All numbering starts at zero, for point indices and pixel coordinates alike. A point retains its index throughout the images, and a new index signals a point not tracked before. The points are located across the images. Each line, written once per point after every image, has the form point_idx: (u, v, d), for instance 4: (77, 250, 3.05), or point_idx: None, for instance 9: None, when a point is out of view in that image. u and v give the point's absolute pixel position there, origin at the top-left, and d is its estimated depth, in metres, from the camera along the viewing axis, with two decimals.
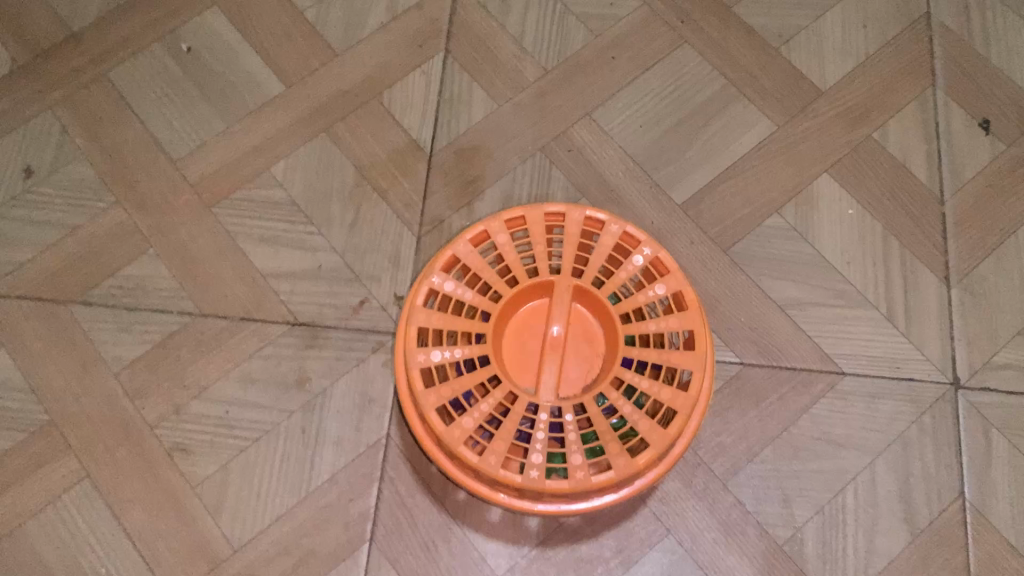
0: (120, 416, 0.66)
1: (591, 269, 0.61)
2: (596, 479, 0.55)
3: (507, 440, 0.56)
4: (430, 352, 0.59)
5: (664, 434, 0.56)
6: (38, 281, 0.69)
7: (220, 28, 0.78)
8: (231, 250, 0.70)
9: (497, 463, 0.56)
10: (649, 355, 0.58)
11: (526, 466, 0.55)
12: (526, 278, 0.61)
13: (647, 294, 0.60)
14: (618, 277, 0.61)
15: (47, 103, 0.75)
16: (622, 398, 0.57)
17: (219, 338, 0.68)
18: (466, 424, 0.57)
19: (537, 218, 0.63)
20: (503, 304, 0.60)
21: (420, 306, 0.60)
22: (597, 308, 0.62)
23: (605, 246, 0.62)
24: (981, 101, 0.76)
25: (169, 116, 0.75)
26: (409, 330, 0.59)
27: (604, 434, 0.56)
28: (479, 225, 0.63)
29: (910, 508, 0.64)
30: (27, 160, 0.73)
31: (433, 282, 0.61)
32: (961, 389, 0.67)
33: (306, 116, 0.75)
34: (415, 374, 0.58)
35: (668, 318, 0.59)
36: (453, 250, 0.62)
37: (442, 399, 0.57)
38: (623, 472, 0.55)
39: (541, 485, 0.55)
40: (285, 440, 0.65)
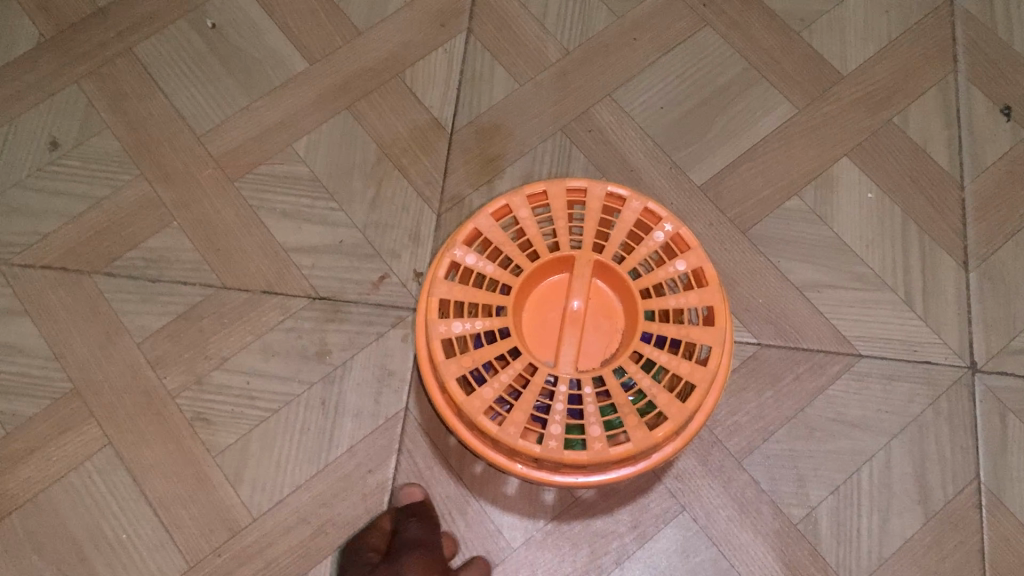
0: (143, 385, 0.67)
1: (612, 245, 0.62)
2: (614, 451, 0.56)
3: (526, 411, 0.57)
4: (451, 324, 0.59)
5: (682, 408, 0.57)
6: (63, 251, 0.70)
7: (245, 5, 0.79)
8: (254, 224, 0.71)
9: (516, 434, 0.56)
10: (669, 331, 0.59)
11: (545, 437, 0.56)
12: (547, 252, 0.61)
13: (667, 270, 0.61)
14: (639, 253, 0.61)
15: (73, 76, 0.76)
16: (641, 372, 0.58)
17: (241, 311, 0.69)
18: (486, 395, 0.57)
19: (559, 193, 0.63)
20: (523, 277, 0.60)
21: (441, 278, 0.61)
22: (617, 283, 0.62)
23: (626, 222, 0.62)
24: (1003, 87, 0.76)
25: (193, 91, 0.76)
26: (430, 302, 0.60)
27: (622, 407, 0.57)
28: (501, 200, 0.63)
29: (925, 490, 0.64)
30: (53, 133, 0.74)
31: (455, 255, 0.61)
32: (978, 373, 0.67)
33: (329, 93, 0.75)
34: (436, 344, 0.59)
35: (688, 294, 0.60)
36: (475, 223, 0.62)
37: (462, 369, 0.58)
38: (641, 444, 0.56)
39: (560, 456, 0.56)
40: (305, 412, 0.66)
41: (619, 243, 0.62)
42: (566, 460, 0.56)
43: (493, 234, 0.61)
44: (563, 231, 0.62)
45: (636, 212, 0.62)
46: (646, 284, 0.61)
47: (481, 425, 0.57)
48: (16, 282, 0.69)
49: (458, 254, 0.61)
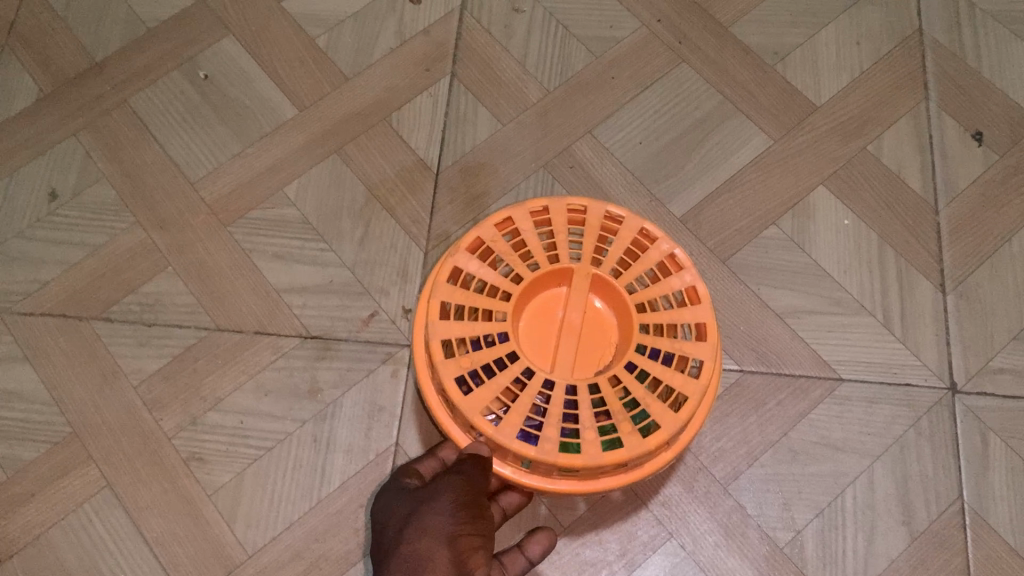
0: (140, 426, 0.68)
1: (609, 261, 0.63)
2: (608, 455, 0.56)
3: (524, 413, 0.57)
4: (452, 325, 0.59)
5: (675, 418, 0.57)
6: (62, 298, 0.72)
7: (236, 55, 0.81)
8: (247, 266, 0.73)
9: (512, 435, 0.56)
10: (663, 344, 0.60)
11: (541, 438, 0.56)
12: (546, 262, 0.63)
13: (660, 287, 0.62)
14: (635, 271, 0.63)
15: (71, 129, 0.78)
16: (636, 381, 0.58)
17: (234, 351, 0.70)
18: (485, 395, 0.57)
19: (560, 209, 0.64)
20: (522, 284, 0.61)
21: (444, 281, 0.61)
22: (613, 298, 0.63)
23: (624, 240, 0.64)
24: (974, 113, 0.78)
25: (188, 140, 0.78)
26: (431, 303, 0.60)
27: (618, 413, 0.57)
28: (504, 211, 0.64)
29: (908, 510, 0.65)
30: (51, 184, 0.76)
31: (459, 261, 0.62)
32: (958, 393, 0.68)
33: (318, 137, 0.78)
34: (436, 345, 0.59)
35: (680, 311, 0.61)
36: (479, 232, 0.63)
37: (461, 369, 0.58)
38: (636, 451, 0.56)
39: (555, 457, 0.55)
40: (298, 449, 0.67)
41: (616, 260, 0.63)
42: (561, 463, 0.55)
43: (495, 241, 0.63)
44: (563, 245, 0.63)
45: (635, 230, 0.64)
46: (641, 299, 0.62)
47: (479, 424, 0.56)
48: (17, 329, 0.71)
49: (462, 260, 0.62)
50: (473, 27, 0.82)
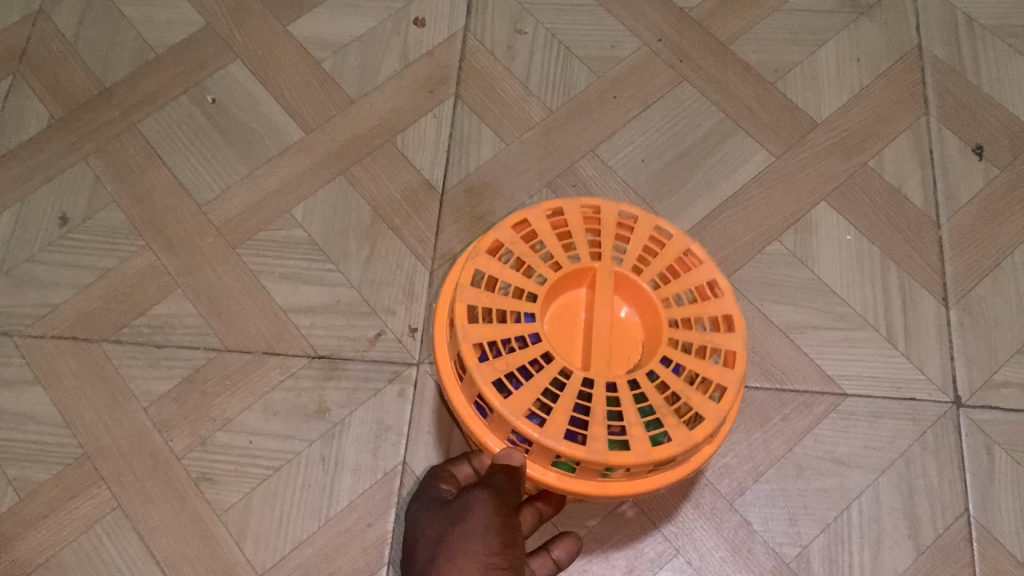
0: (150, 447, 0.69)
1: (628, 259, 0.61)
2: (658, 450, 0.53)
3: (567, 413, 0.53)
4: (481, 328, 0.56)
5: (717, 408, 0.55)
6: (72, 321, 0.73)
7: (243, 79, 0.83)
8: (255, 287, 0.74)
9: (559, 437, 0.53)
10: (695, 336, 0.58)
11: (589, 436, 0.52)
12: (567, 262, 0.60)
13: (687, 280, 0.60)
14: (657, 264, 0.61)
15: (81, 154, 0.79)
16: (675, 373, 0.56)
17: (243, 372, 0.71)
18: (525, 396, 0.54)
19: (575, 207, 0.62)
20: (546, 284, 0.59)
21: (466, 284, 0.58)
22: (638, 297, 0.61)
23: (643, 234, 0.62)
24: (974, 127, 0.78)
25: (195, 163, 0.79)
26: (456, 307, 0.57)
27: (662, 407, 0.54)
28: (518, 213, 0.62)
29: (915, 524, 0.65)
30: (62, 209, 0.77)
31: (478, 263, 0.59)
32: (962, 407, 0.68)
33: (324, 159, 0.79)
34: (466, 350, 0.55)
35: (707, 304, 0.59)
36: (497, 234, 0.60)
37: (497, 372, 0.54)
38: (685, 443, 0.53)
39: (606, 454, 0.52)
40: (306, 468, 0.68)
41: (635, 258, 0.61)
42: (613, 461, 0.52)
43: (514, 243, 0.60)
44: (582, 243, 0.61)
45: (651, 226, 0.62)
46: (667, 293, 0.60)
47: (522, 426, 0.53)
48: (28, 351, 0.72)
49: (481, 263, 0.59)
50: (476, 49, 0.83)
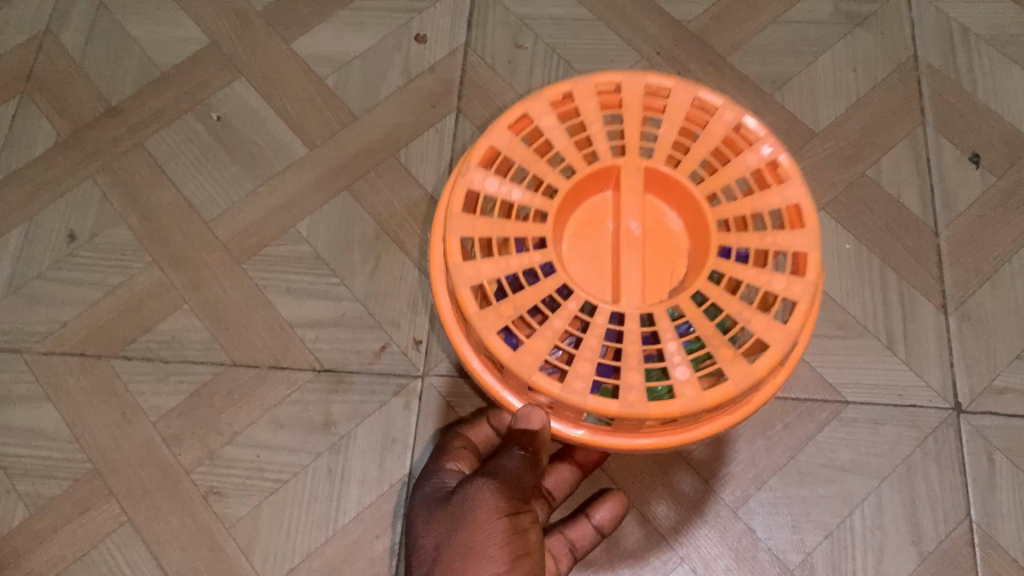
0: (159, 462, 0.70)
1: (660, 150, 0.56)
2: (711, 396, 0.49)
3: (592, 360, 0.49)
4: (481, 266, 0.52)
5: (785, 326, 0.50)
6: (81, 337, 0.74)
7: (248, 96, 0.84)
8: (260, 301, 0.75)
9: (585, 389, 0.49)
10: (750, 242, 0.53)
11: (622, 389, 0.49)
12: (584, 167, 0.55)
13: (734, 169, 0.55)
14: (697, 153, 0.56)
15: (89, 172, 0.81)
16: (724, 296, 0.51)
17: (250, 386, 0.72)
18: (538, 347, 0.50)
19: (586, 93, 0.56)
20: (557, 201, 0.54)
21: (459, 212, 0.53)
22: (677, 194, 0.57)
23: (674, 118, 0.56)
24: (971, 136, 0.79)
25: (201, 180, 0.80)
26: (450, 245, 0.52)
27: (711, 339, 0.50)
28: (517, 109, 0.56)
29: (917, 531, 0.66)
30: (70, 226, 0.78)
31: (472, 182, 0.54)
32: (963, 413, 0.69)
33: (328, 175, 0.79)
34: (464, 296, 0.51)
35: (758, 196, 0.54)
36: (493, 141, 0.55)
37: (503, 321, 0.51)
38: (743, 383, 0.49)
39: (645, 408, 0.49)
40: (313, 481, 0.69)
41: (670, 144, 0.56)
42: (653, 414, 0.49)
43: (513, 152, 0.55)
44: (600, 142, 0.56)
45: (687, 100, 0.57)
46: (711, 189, 0.55)
47: (540, 386, 0.49)
48: (39, 369, 0.73)
49: (475, 182, 0.54)
50: (477, 64, 0.84)
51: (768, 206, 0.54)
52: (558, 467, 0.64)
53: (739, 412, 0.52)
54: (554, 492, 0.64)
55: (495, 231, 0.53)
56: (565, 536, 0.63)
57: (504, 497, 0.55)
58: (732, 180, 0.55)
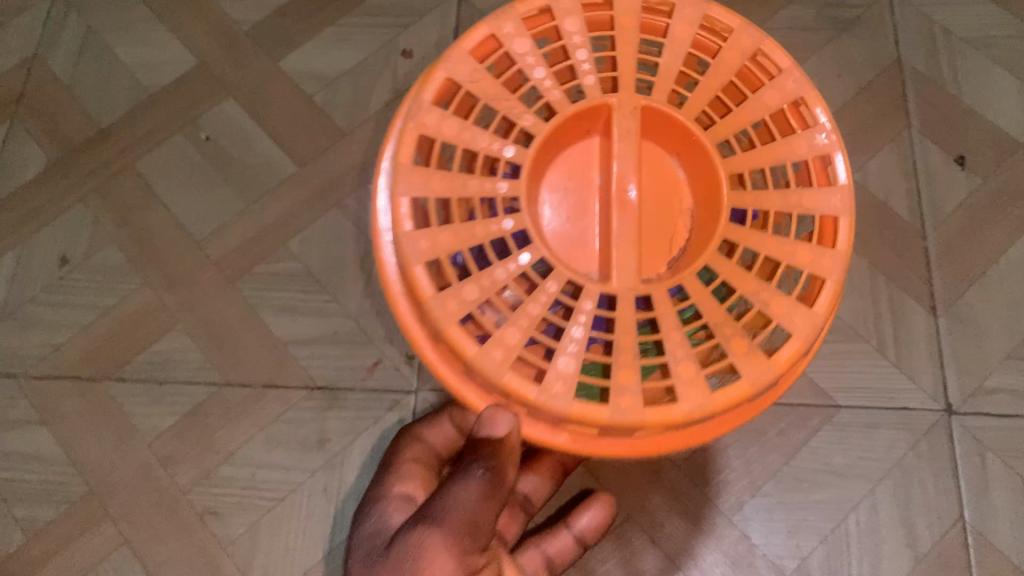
0: (155, 483, 0.71)
1: (660, 90, 0.54)
2: (720, 399, 0.48)
3: (579, 359, 0.47)
4: (439, 235, 0.49)
5: (809, 310, 0.50)
6: (75, 361, 0.75)
7: (236, 115, 0.84)
8: (253, 320, 0.75)
9: (568, 393, 0.47)
10: (772, 203, 0.51)
11: (614, 394, 0.47)
12: (568, 107, 0.53)
13: (748, 113, 0.53)
14: (703, 94, 0.53)
15: (80, 195, 0.81)
16: (735, 271, 0.50)
17: (244, 405, 0.72)
18: (509, 339, 0.47)
19: (574, 15, 0.54)
20: (535, 147, 0.52)
21: (407, 163, 0.50)
22: (679, 135, 0.55)
23: (678, 49, 0.54)
24: (957, 138, 0.79)
25: (192, 200, 0.81)
26: (398, 208, 0.49)
27: (722, 330, 0.49)
28: (482, 29, 0.53)
29: (912, 534, 0.66)
30: (62, 249, 0.79)
31: (425, 125, 0.51)
32: (955, 415, 0.69)
33: (318, 192, 0.80)
34: (416, 277, 0.49)
35: (779, 146, 0.52)
36: (453, 72, 0.52)
37: (462, 308, 0.48)
38: (759, 381, 0.48)
39: (640, 416, 0.47)
40: (309, 499, 0.70)
41: (674, 77, 0.53)
42: (653, 422, 0.47)
43: (484, 90, 0.52)
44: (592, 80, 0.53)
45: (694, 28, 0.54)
46: (722, 134, 0.53)
47: (511, 386, 0.47)
48: (34, 393, 0.73)
49: (429, 128, 0.51)
50: None
51: (789, 158, 0.52)
52: (540, 463, 0.63)
53: (749, 409, 0.52)
54: (531, 498, 0.63)
55: (455, 192, 0.50)
56: (543, 550, 0.62)
57: (459, 548, 0.47)
58: (747, 124, 0.53)
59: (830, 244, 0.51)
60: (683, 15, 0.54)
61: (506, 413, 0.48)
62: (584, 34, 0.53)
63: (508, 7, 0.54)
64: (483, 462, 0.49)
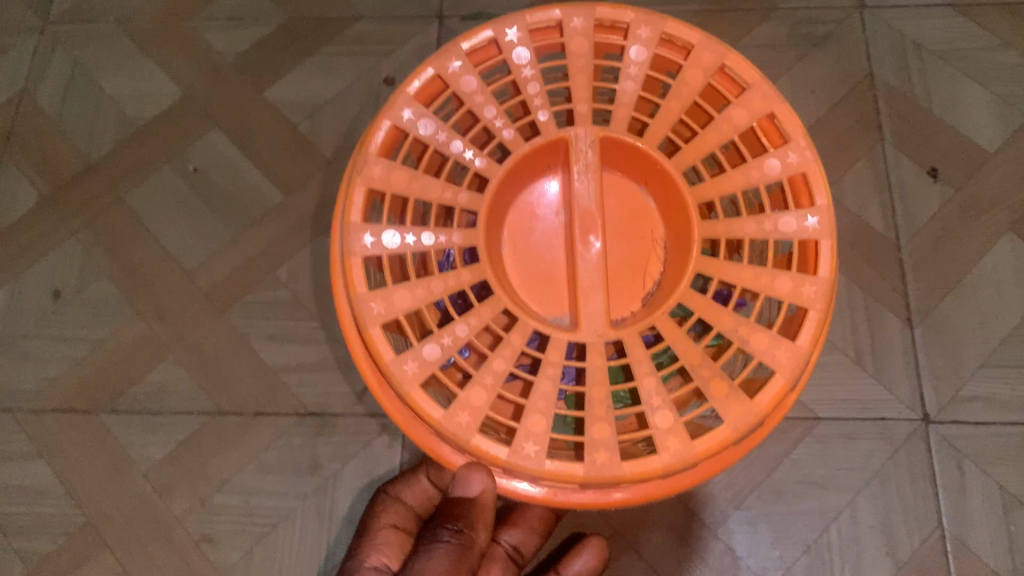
0: (152, 512, 0.72)
1: (620, 118, 0.55)
2: (700, 447, 0.49)
3: (547, 416, 0.49)
4: (395, 293, 0.51)
5: (792, 343, 0.50)
6: (70, 393, 0.76)
7: (222, 145, 0.85)
8: (244, 349, 0.77)
9: (540, 455, 0.49)
10: (746, 229, 0.52)
11: (591, 448, 0.48)
12: (522, 145, 0.54)
13: (714, 134, 0.54)
14: (665, 119, 0.55)
15: (71, 229, 0.82)
16: (706, 304, 0.51)
17: (237, 433, 0.74)
18: (473, 399, 0.49)
19: (522, 46, 0.56)
20: (491, 188, 0.54)
21: (358, 225, 0.52)
22: (643, 163, 0.56)
23: (634, 72, 0.55)
24: (930, 151, 0.80)
25: (180, 231, 0.82)
26: (353, 273, 0.52)
27: (700, 371, 0.50)
28: (430, 69, 0.55)
29: (892, 542, 0.68)
30: (55, 284, 0.80)
31: (372, 178, 0.53)
32: (932, 423, 0.70)
33: (304, 220, 0.81)
34: (376, 340, 0.51)
35: (750, 168, 0.53)
36: (404, 110, 0.54)
37: (422, 367, 0.50)
38: (743, 425, 0.49)
39: (619, 470, 0.48)
40: (302, 524, 0.71)
41: (632, 104, 0.55)
42: (631, 473, 0.48)
43: (434, 134, 0.54)
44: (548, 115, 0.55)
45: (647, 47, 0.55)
46: (688, 159, 0.54)
47: (480, 449, 0.49)
48: (31, 427, 0.75)
49: (377, 181, 0.53)
50: None
51: (761, 180, 0.53)
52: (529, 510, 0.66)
53: (742, 449, 0.51)
54: (521, 548, 0.65)
55: (410, 246, 0.52)
56: None
57: None
58: (712, 149, 0.54)
59: (813, 270, 0.52)
60: (639, 35, 0.56)
61: (480, 472, 0.49)
62: (534, 67, 0.55)
63: (455, 44, 0.56)
64: (448, 527, 0.53)
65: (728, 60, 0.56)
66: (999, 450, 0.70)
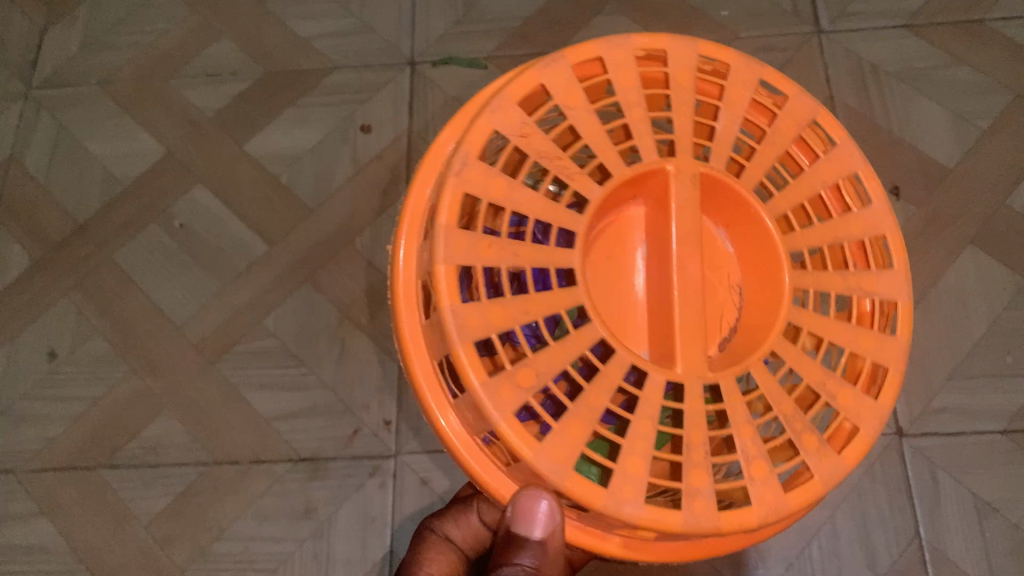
0: (155, 563, 0.75)
1: (719, 156, 0.51)
2: (793, 499, 0.46)
3: (645, 458, 0.44)
4: (487, 314, 0.45)
5: (873, 401, 0.48)
6: (70, 451, 0.78)
7: (206, 200, 0.87)
8: (237, 399, 0.79)
9: (638, 506, 0.43)
10: (833, 284, 0.50)
11: (686, 498, 0.44)
12: (622, 171, 0.49)
13: (806, 186, 0.51)
14: (761, 163, 0.51)
15: (63, 290, 0.85)
16: (804, 358, 0.47)
17: (233, 482, 0.76)
18: (570, 438, 0.44)
19: (627, 65, 0.50)
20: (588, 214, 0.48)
21: (447, 226, 0.45)
22: (733, 207, 0.52)
23: (737, 112, 0.51)
24: (891, 170, 0.83)
25: (169, 286, 0.84)
26: (439, 281, 0.45)
27: (795, 426, 0.47)
28: (530, 77, 0.49)
29: (872, 555, 0.70)
30: (50, 345, 0.82)
31: (465, 184, 0.46)
32: (905, 437, 0.73)
33: (289, 269, 0.83)
34: (466, 364, 0.44)
35: (840, 224, 0.51)
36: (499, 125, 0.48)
37: (516, 402, 0.44)
38: (829, 480, 0.47)
39: (716, 523, 0.44)
40: (301, 567, 0.75)
41: (730, 143, 0.51)
42: (726, 527, 0.44)
43: (532, 143, 0.48)
44: (649, 142, 0.49)
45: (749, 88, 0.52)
46: (781, 208, 0.51)
47: (575, 492, 0.43)
48: (31, 486, 0.77)
49: (472, 184, 0.46)
50: (418, 147, 0.87)
51: (847, 235, 0.51)
52: None
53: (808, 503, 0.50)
54: None
55: (501, 259, 0.46)
56: None
57: None
58: (803, 198, 0.51)
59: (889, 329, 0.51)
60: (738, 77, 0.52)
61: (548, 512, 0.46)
62: (639, 91, 0.50)
63: (560, 54, 0.50)
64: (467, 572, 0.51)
65: (817, 118, 0.53)
66: (970, 459, 0.72)
